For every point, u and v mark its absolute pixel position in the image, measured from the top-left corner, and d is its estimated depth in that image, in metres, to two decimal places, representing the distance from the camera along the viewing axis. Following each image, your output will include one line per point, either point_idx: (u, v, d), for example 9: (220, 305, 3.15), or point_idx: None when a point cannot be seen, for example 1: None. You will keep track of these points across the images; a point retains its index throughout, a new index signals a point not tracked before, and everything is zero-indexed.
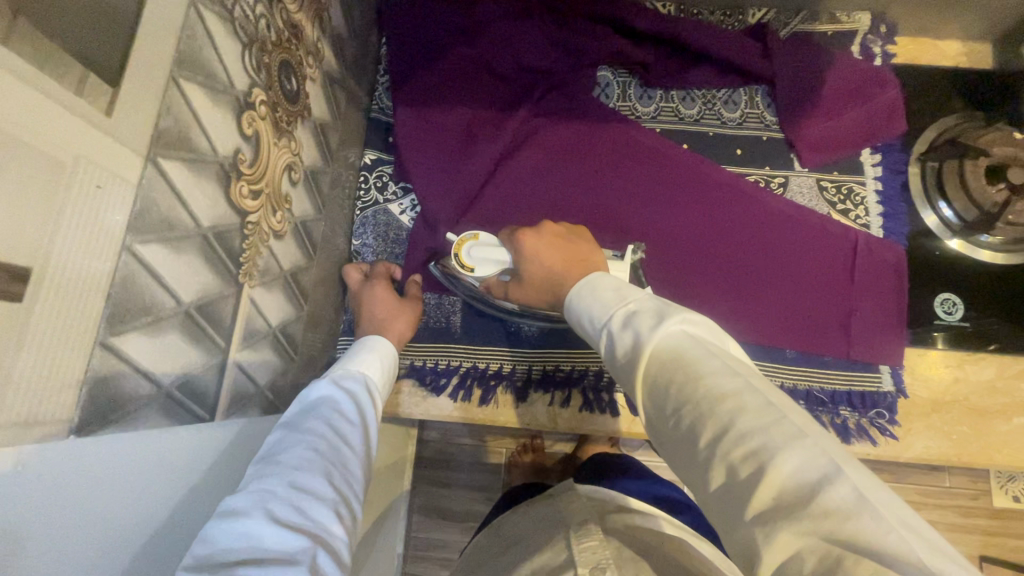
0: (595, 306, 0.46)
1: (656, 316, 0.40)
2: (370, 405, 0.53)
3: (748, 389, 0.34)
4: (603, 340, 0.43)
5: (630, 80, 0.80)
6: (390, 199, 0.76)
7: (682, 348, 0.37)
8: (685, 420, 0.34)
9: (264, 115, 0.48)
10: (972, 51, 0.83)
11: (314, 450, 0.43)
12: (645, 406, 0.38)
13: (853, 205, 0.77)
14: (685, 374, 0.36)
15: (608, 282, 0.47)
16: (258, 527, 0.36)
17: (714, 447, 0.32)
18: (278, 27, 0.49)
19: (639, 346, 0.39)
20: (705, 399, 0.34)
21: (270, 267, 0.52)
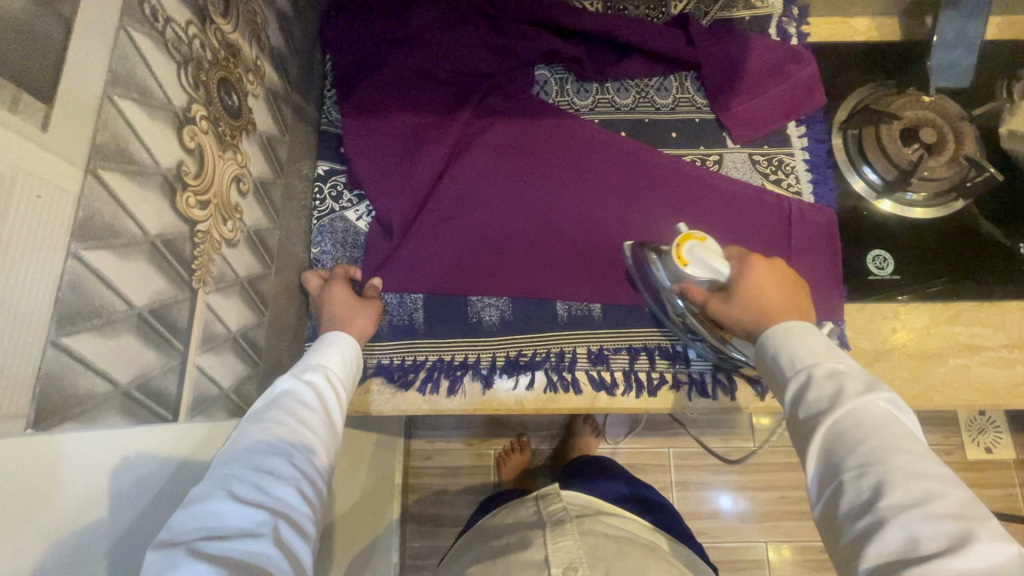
0: (789, 351, 0.54)
1: (867, 386, 0.49)
2: (335, 391, 0.57)
3: (950, 482, 0.43)
4: (795, 380, 0.52)
5: (566, 77, 0.85)
6: (346, 207, 0.79)
7: (883, 423, 0.46)
8: (872, 477, 0.44)
9: (206, 129, 0.50)
10: (880, 26, 0.89)
11: (274, 437, 0.48)
12: (820, 450, 0.48)
13: (784, 174, 0.82)
14: (883, 440, 0.45)
15: (814, 335, 0.55)
16: (222, 508, 0.42)
17: (900, 512, 0.41)
18: (214, 47, 0.52)
19: (838, 400, 0.48)
20: (898, 469, 0.43)
21: (225, 274, 0.54)
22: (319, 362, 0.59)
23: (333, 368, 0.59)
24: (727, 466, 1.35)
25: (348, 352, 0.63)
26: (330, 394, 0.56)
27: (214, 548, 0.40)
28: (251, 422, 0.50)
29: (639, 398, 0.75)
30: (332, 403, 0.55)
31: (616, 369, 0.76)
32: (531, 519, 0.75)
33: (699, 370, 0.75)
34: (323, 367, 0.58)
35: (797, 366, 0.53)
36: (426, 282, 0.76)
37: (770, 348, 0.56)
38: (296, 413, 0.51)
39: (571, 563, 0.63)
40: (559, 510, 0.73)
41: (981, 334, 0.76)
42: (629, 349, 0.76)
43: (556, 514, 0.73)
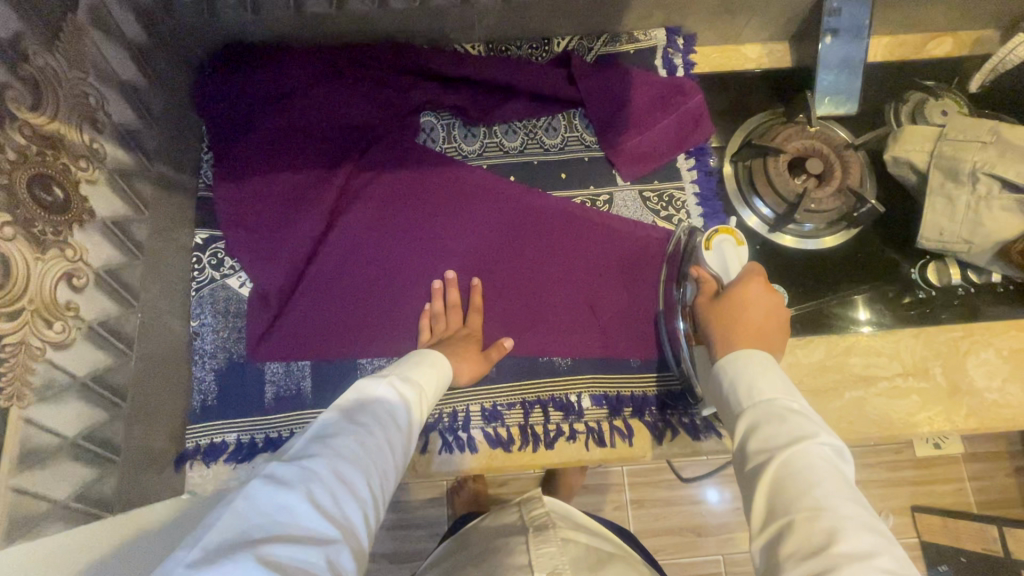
0: (749, 385, 0.51)
1: (827, 433, 0.46)
2: (417, 408, 0.58)
3: (896, 545, 0.39)
4: (749, 416, 0.49)
5: (453, 122, 0.83)
6: (227, 275, 0.76)
7: (831, 472, 0.43)
8: (823, 523, 0.40)
9: (12, 235, 0.48)
10: (770, 51, 0.89)
11: (367, 448, 0.49)
12: (769, 491, 0.44)
13: (675, 211, 0.81)
14: (832, 489, 0.42)
15: (774, 372, 0.52)
16: (294, 509, 0.41)
17: (848, 560, 0.37)
18: (20, 145, 0.49)
19: (798, 437, 0.45)
20: (848, 519, 0.40)
21: (55, 379, 0.52)
22: (416, 380, 0.60)
23: (426, 388, 0.61)
24: (677, 482, 1.34)
25: (441, 371, 0.64)
26: (413, 410, 0.57)
27: (276, 554, 0.38)
28: (352, 420, 0.51)
29: (536, 451, 0.73)
30: (414, 421, 0.56)
31: (511, 425, 0.74)
32: (515, 526, 0.71)
33: (593, 420, 0.74)
34: (416, 384, 0.60)
35: (756, 400, 0.50)
36: (311, 347, 0.74)
37: (728, 381, 0.54)
38: (387, 430, 0.52)
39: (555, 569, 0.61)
40: (543, 515, 0.70)
41: (875, 364, 0.76)
42: (523, 404, 0.75)
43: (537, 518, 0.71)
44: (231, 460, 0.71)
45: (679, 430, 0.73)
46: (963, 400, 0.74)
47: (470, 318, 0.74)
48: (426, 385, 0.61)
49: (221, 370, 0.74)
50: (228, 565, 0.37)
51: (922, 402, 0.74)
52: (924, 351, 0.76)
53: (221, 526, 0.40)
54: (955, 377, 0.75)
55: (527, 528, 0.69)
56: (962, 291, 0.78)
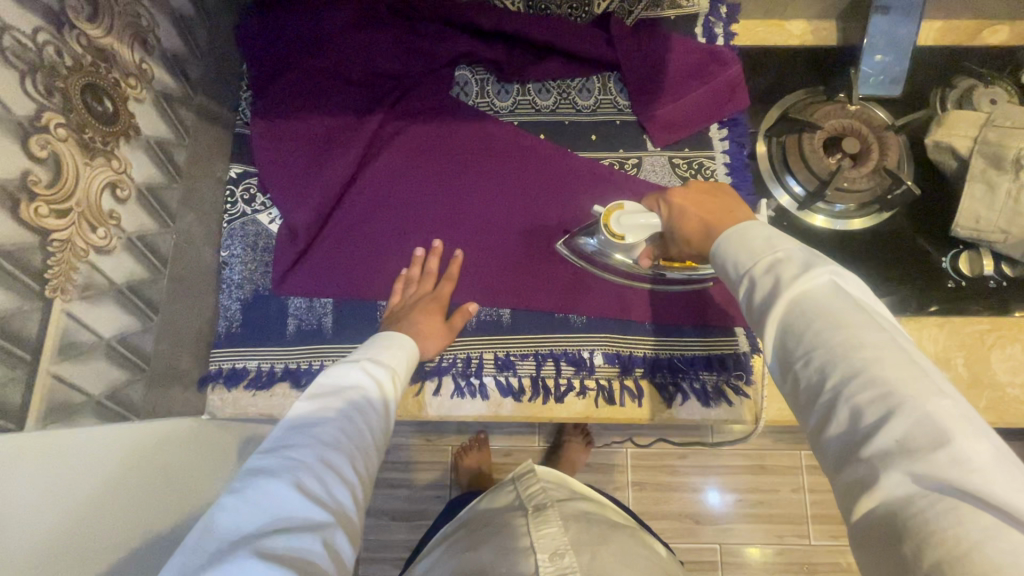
0: (738, 251, 0.49)
1: (805, 267, 0.44)
2: (392, 389, 0.60)
3: (893, 344, 0.38)
4: (741, 283, 0.48)
5: (487, 78, 0.83)
6: (258, 210, 0.78)
7: (824, 302, 0.42)
8: (815, 363, 0.40)
9: (64, 137, 0.50)
10: (814, 29, 0.87)
11: (346, 434, 0.51)
12: (777, 338, 0.44)
13: (703, 178, 0.80)
14: (827, 324, 0.40)
15: (756, 232, 0.49)
16: (286, 499, 0.43)
17: (841, 387, 0.38)
18: (75, 53, 0.51)
19: (779, 290, 0.44)
20: (838, 345, 0.39)
21: (95, 282, 0.54)
22: (389, 362, 0.62)
23: (399, 369, 0.62)
24: (683, 467, 1.35)
25: (412, 354, 0.65)
26: (387, 393, 0.58)
27: (274, 545, 0.40)
28: (329, 409, 0.52)
29: (546, 403, 0.75)
30: (390, 403, 0.58)
31: (523, 376, 0.75)
32: (512, 506, 0.73)
33: (605, 377, 0.75)
34: (388, 366, 0.61)
35: (743, 270, 0.48)
36: (335, 286, 0.76)
37: (722, 259, 0.51)
38: (365, 416, 0.54)
39: (558, 550, 0.61)
40: (541, 494, 0.72)
41: None
42: (536, 356, 0.75)
43: (537, 499, 0.71)
44: (250, 387, 0.74)
45: (689, 394, 0.74)
46: (983, 392, 0.73)
47: (442, 284, 0.74)
48: (398, 368, 0.62)
49: (246, 301, 0.76)
50: (228, 564, 0.38)
51: None
52: (947, 340, 0.75)
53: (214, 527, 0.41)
54: (977, 369, 0.74)
55: (527, 506, 0.70)
56: (993, 283, 0.76)
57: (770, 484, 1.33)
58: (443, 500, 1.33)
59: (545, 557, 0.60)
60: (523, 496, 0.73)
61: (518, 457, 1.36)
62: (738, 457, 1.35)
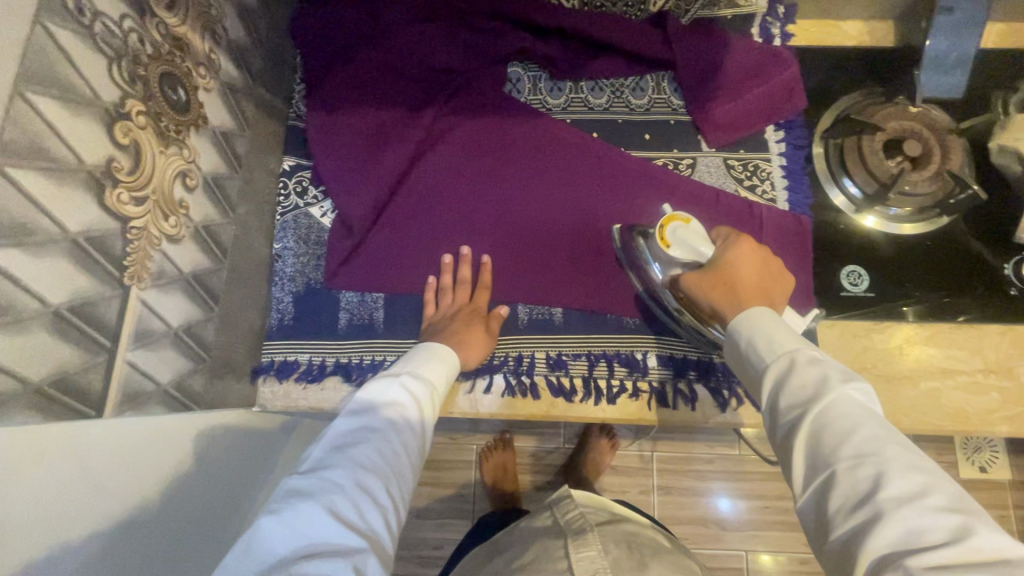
0: (768, 347, 0.52)
1: (845, 375, 0.47)
2: (428, 409, 0.60)
3: (941, 474, 0.41)
4: (780, 371, 0.49)
5: (540, 75, 0.83)
6: (311, 203, 0.78)
7: (865, 414, 0.44)
8: (867, 471, 0.41)
9: (144, 125, 0.50)
10: (872, 30, 0.86)
11: (382, 456, 0.51)
12: (810, 436, 0.45)
13: (759, 180, 0.79)
14: (875, 439, 0.42)
15: (785, 327, 0.53)
16: (321, 522, 0.43)
17: (894, 503, 0.39)
18: (154, 41, 0.51)
19: (821, 389, 0.46)
20: (891, 459, 0.41)
21: (165, 270, 0.54)
22: (427, 379, 0.62)
23: (436, 387, 0.62)
24: (710, 472, 1.33)
25: (450, 367, 0.65)
26: (424, 412, 0.58)
27: (307, 569, 0.40)
28: (366, 429, 0.53)
29: (598, 405, 0.73)
30: (426, 424, 0.58)
31: (575, 376, 0.74)
32: (550, 529, 0.72)
33: (658, 380, 0.73)
34: (425, 384, 0.61)
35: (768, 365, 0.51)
36: (387, 280, 0.75)
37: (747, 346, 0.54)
38: (401, 436, 0.54)
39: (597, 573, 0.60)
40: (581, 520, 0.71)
41: (956, 358, 0.74)
42: (589, 356, 0.74)
43: (576, 522, 0.70)
44: (302, 380, 0.73)
45: (743, 400, 0.72)
46: None
47: (477, 294, 0.74)
48: (436, 385, 0.62)
49: (298, 294, 0.76)
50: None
51: (1003, 400, 0.72)
52: (1011, 349, 0.73)
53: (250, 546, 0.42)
54: None
55: (565, 530, 0.69)
56: None
57: None
58: (469, 499, 1.32)
59: None
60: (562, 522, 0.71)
61: (544, 458, 1.35)
62: (767, 463, 1.33)
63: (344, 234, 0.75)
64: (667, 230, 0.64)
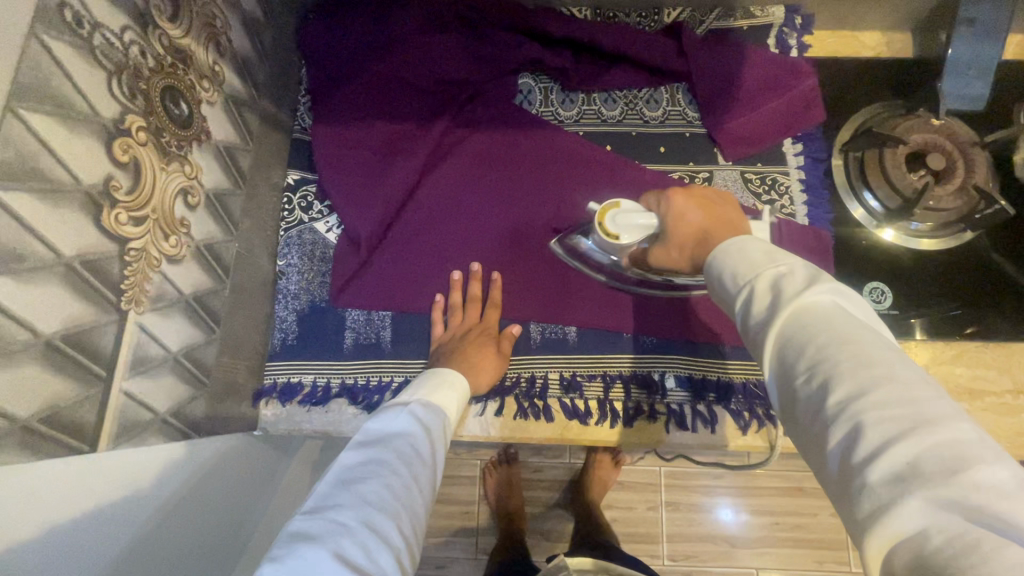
0: (726, 275, 0.44)
1: (809, 281, 0.39)
2: (439, 438, 0.56)
3: (904, 364, 0.33)
4: (739, 296, 0.42)
5: (551, 86, 0.81)
6: (315, 219, 0.75)
7: (831, 317, 0.36)
8: (819, 377, 0.34)
9: (144, 141, 0.48)
10: (890, 41, 0.84)
11: (393, 491, 0.47)
12: (775, 357, 0.37)
13: (777, 195, 0.77)
14: (826, 340, 0.35)
15: (755, 245, 0.44)
16: (327, 571, 0.39)
17: (846, 402, 0.32)
18: (156, 53, 0.49)
19: (778, 304, 0.38)
20: (851, 359, 0.33)
21: (164, 292, 0.51)
22: (438, 407, 0.58)
23: (448, 416, 0.58)
24: (721, 489, 1.30)
25: (461, 394, 0.61)
26: (436, 442, 0.54)
27: None
28: (374, 462, 0.48)
29: (614, 428, 0.70)
30: (439, 454, 0.54)
31: (590, 398, 0.71)
32: None
33: (676, 402, 0.71)
34: (437, 412, 0.57)
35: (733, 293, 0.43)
36: (395, 298, 0.73)
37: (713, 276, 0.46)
38: (413, 467, 0.49)
39: None
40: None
41: (982, 377, 0.71)
42: (604, 377, 0.71)
43: None
44: (305, 402, 0.70)
45: (765, 423, 0.70)
46: None
47: (488, 312, 0.72)
48: (448, 413, 0.58)
49: (302, 312, 0.73)
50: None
51: None
52: None
53: None
54: None
55: None
56: None
57: (810, 508, 1.28)
58: (472, 517, 1.29)
59: None
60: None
61: (549, 475, 1.31)
62: (778, 480, 1.30)
63: (351, 252, 0.73)
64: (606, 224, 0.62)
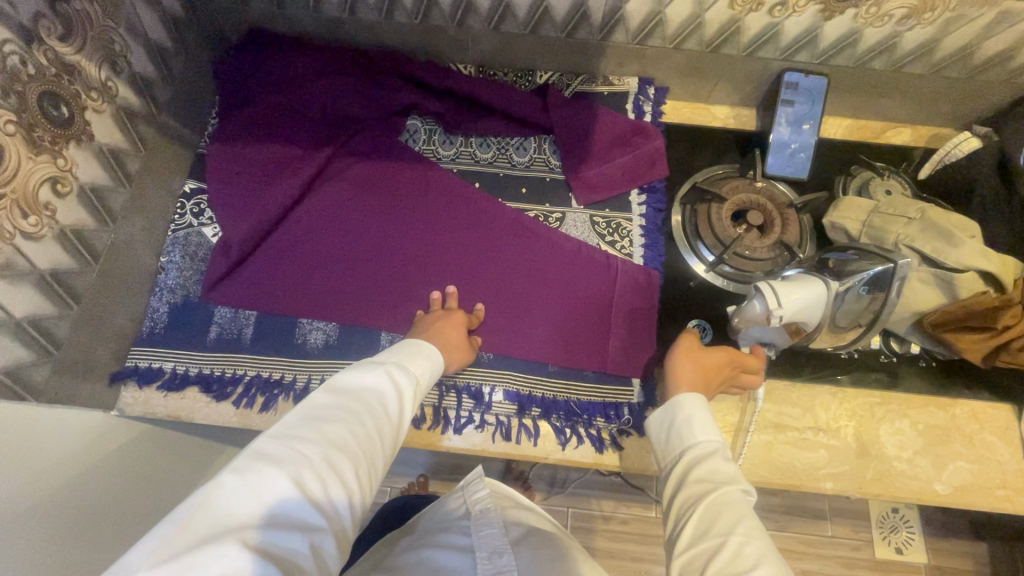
0: (687, 430, 0.60)
1: (721, 467, 0.56)
2: (410, 402, 0.60)
3: (769, 547, 0.48)
4: (687, 456, 0.58)
5: (435, 128, 0.92)
6: (204, 224, 0.84)
7: (740, 501, 0.52)
8: (738, 547, 0.47)
9: (12, 132, 0.57)
10: (737, 115, 0.96)
11: (355, 436, 0.52)
12: (692, 528, 0.51)
13: (619, 237, 0.86)
14: (734, 521, 0.49)
15: (698, 411, 0.61)
16: (290, 494, 0.45)
17: (744, 568, 0.45)
18: (39, 64, 0.59)
19: (732, 477, 0.54)
20: (749, 537, 0.48)
21: (15, 263, 0.59)
22: (413, 373, 0.62)
23: (421, 382, 0.63)
24: (624, 534, 1.32)
25: (434, 367, 0.66)
26: (407, 402, 0.59)
27: (262, 539, 0.42)
28: (345, 408, 0.54)
29: (444, 434, 0.75)
30: (406, 415, 0.58)
31: (426, 404, 0.76)
32: (456, 512, 0.71)
33: (503, 414, 0.76)
34: (411, 378, 0.61)
35: (689, 443, 0.59)
36: (261, 301, 0.80)
37: (669, 418, 0.62)
38: (379, 421, 0.54)
39: (497, 548, 0.61)
40: (485, 499, 0.71)
41: (787, 414, 0.78)
42: (440, 386, 0.77)
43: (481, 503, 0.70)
44: (159, 386, 0.75)
45: (584, 439, 0.75)
46: (871, 463, 0.75)
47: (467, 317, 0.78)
48: (420, 379, 0.63)
49: (175, 305, 0.80)
50: (211, 552, 0.40)
51: (829, 457, 0.75)
52: (839, 410, 0.78)
53: (216, 500, 0.43)
54: (866, 440, 0.76)
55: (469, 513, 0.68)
56: (885, 357, 0.81)
57: None
58: None
59: (484, 556, 0.60)
60: (468, 500, 0.71)
61: None
62: None
63: (219, 256, 0.80)
64: (797, 289, 0.60)
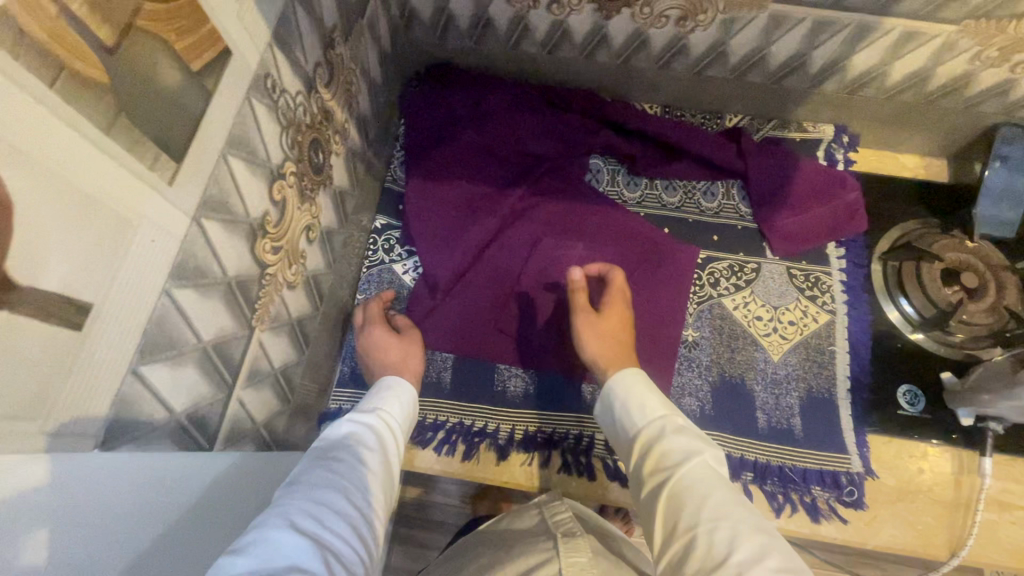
0: (629, 413, 0.57)
1: (678, 440, 0.52)
2: (389, 440, 0.58)
3: (760, 529, 0.43)
4: (639, 436, 0.55)
5: (619, 169, 0.90)
6: (395, 260, 0.83)
7: (711, 477, 0.48)
8: (722, 533, 0.43)
9: (292, 183, 0.56)
10: (930, 165, 0.92)
11: (342, 476, 0.48)
12: (663, 522, 0.48)
13: (819, 292, 0.83)
14: (704, 498, 0.46)
15: (638, 388, 0.59)
16: (283, 538, 0.39)
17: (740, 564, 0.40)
18: (313, 112, 0.58)
19: (691, 449, 0.50)
20: (738, 520, 0.43)
21: (280, 314, 0.58)
22: (379, 410, 0.61)
23: (392, 417, 0.61)
24: None
25: (407, 401, 0.65)
26: (385, 440, 0.57)
27: None
28: (326, 457, 0.50)
29: None
30: (388, 452, 0.56)
31: None
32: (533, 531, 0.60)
33: None
34: (381, 414, 0.60)
35: (633, 426, 0.56)
36: (459, 345, 0.79)
37: (612, 401, 0.60)
38: (360, 459, 0.52)
39: None
40: (569, 521, 0.59)
41: (1013, 492, 0.73)
42: None
43: (565, 524, 0.59)
44: None
45: (799, 507, 0.72)
46: None
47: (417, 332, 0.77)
48: (395, 417, 0.61)
49: None
50: None
51: None
52: None
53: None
54: None
55: (553, 533, 0.57)
56: None
57: None
58: None
59: None
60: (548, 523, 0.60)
61: None
62: None
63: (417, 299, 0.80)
64: None
